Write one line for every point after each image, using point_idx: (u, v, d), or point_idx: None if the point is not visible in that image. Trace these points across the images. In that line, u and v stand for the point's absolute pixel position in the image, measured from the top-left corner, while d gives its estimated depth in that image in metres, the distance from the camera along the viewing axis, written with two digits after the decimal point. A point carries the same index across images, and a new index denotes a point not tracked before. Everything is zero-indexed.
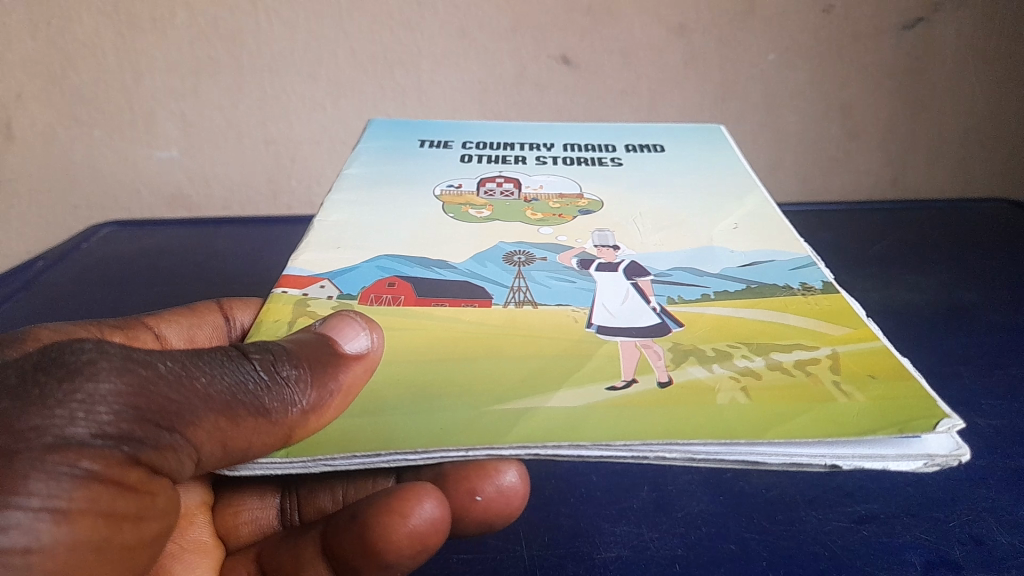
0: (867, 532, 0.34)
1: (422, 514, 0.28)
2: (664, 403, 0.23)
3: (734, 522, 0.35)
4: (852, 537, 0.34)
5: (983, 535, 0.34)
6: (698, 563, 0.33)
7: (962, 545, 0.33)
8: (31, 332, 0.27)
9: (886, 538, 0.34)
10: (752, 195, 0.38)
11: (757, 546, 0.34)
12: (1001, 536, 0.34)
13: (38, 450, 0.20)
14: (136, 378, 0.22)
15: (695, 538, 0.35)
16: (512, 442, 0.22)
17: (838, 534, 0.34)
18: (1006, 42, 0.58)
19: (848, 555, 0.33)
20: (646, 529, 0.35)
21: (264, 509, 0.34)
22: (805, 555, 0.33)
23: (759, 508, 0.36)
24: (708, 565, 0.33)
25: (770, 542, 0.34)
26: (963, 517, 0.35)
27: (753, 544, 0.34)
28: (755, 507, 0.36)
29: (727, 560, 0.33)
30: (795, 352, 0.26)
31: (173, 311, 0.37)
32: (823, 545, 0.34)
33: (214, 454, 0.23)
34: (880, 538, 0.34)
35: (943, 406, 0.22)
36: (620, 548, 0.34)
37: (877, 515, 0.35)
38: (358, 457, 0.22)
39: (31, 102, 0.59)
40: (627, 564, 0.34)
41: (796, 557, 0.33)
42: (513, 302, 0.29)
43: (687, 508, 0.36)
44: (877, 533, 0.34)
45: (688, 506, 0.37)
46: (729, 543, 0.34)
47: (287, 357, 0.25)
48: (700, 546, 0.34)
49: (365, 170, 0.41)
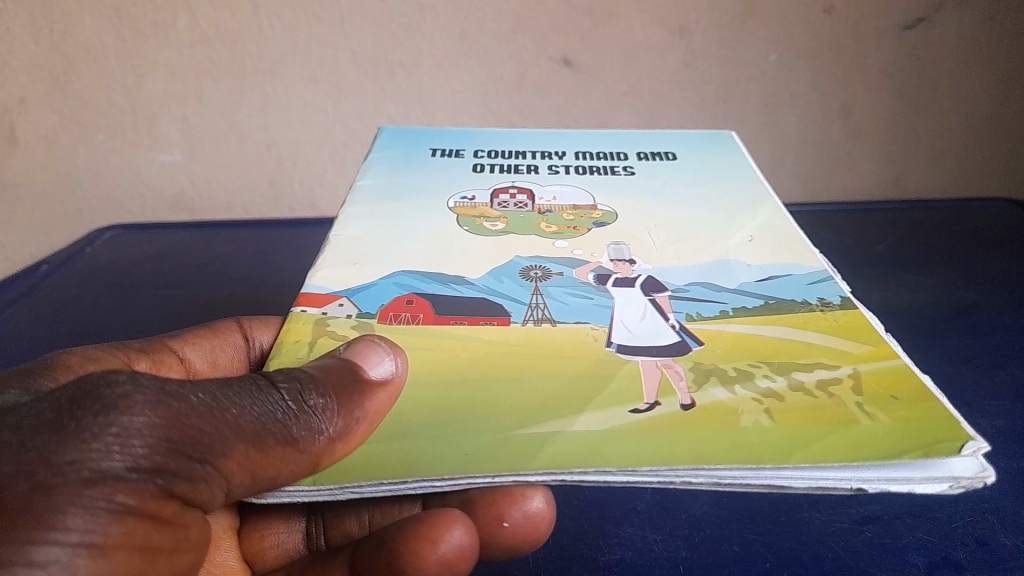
0: (869, 533, 0.34)
1: (451, 541, 0.29)
2: (690, 426, 0.23)
3: (737, 523, 0.36)
4: (856, 539, 0.34)
5: (987, 537, 0.34)
6: (701, 565, 0.34)
7: (965, 546, 0.33)
8: (60, 358, 0.27)
9: (889, 539, 0.34)
10: (765, 204, 0.38)
11: (760, 547, 0.34)
12: (1004, 537, 0.34)
13: (75, 484, 0.20)
14: (169, 411, 0.22)
15: (698, 539, 0.35)
16: (537, 468, 0.22)
17: (841, 535, 0.35)
18: (1008, 42, 0.58)
19: (851, 556, 0.33)
20: (649, 531, 0.36)
21: (290, 532, 0.35)
22: (808, 556, 0.34)
23: (762, 509, 0.36)
24: (713, 566, 0.33)
25: (773, 543, 0.34)
26: (966, 518, 0.35)
27: (756, 545, 0.34)
28: (758, 509, 0.36)
29: (729, 562, 0.33)
30: (816, 371, 0.26)
31: (193, 332, 0.37)
32: (826, 546, 0.34)
33: (243, 483, 0.23)
34: (883, 539, 0.34)
35: (968, 428, 0.22)
36: (624, 550, 0.35)
37: (880, 516, 0.35)
38: (385, 483, 0.22)
39: (34, 106, 0.59)
40: (630, 566, 0.34)
41: (799, 559, 0.33)
42: (532, 320, 0.30)
43: (691, 509, 0.37)
44: (880, 534, 0.34)
45: (692, 507, 0.37)
46: (732, 545, 0.34)
47: (314, 385, 0.25)
48: (703, 548, 0.34)
49: (378, 181, 0.41)
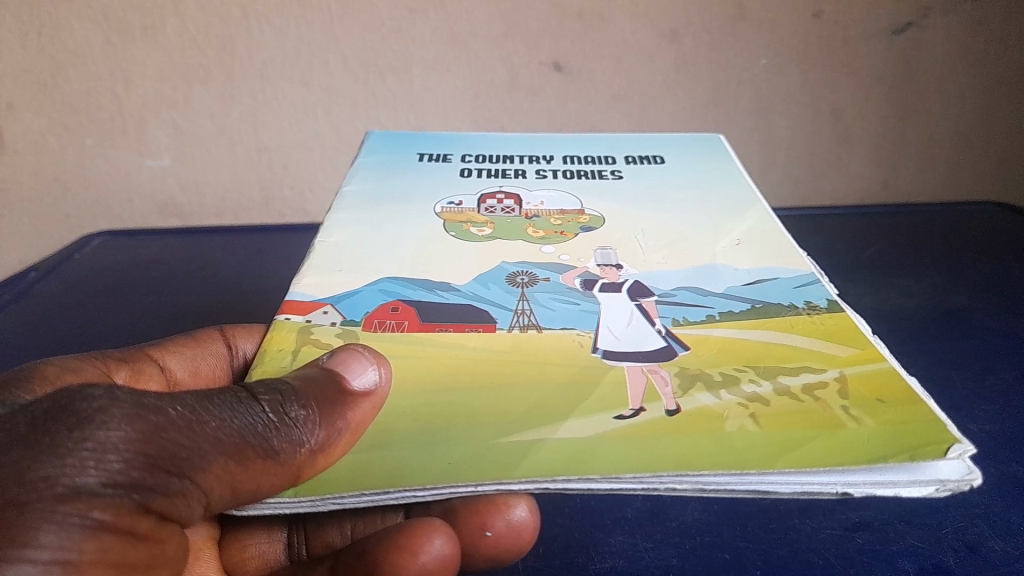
0: (861, 539, 0.34)
1: (432, 551, 0.29)
2: (674, 431, 0.23)
3: (728, 531, 0.35)
4: (846, 545, 0.34)
5: (977, 542, 0.34)
6: (692, 572, 0.33)
7: (955, 552, 0.33)
8: (37, 369, 0.27)
9: (880, 546, 0.34)
10: (754, 208, 0.38)
11: (751, 554, 0.34)
12: (994, 542, 0.33)
13: (48, 500, 0.20)
14: (147, 425, 0.22)
15: (689, 547, 0.35)
16: (521, 476, 0.21)
17: (832, 542, 0.34)
18: (996, 47, 0.58)
19: (842, 562, 0.33)
20: (640, 539, 0.35)
21: (271, 543, 0.35)
22: (799, 564, 0.33)
23: (752, 516, 0.36)
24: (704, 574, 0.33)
25: (765, 551, 0.34)
26: (956, 524, 0.35)
27: (747, 553, 0.34)
28: (749, 515, 0.36)
29: (721, 569, 0.33)
30: (803, 374, 0.25)
31: (175, 341, 0.36)
32: (817, 553, 0.34)
33: (222, 497, 0.23)
34: (874, 545, 0.34)
35: (954, 430, 0.22)
36: (615, 558, 0.34)
37: (870, 522, 0.35)
38: (367, 494, 0.22)
39: (23, 111, 0.59)
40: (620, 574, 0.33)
41: (791, 567, 0.33)
42: (518, 326, 0.29)
43: (681, 517, 0.36)
44: (871, 540, 0.34)
45: (682, 515, 0.36)
46: (724, 552, 0.34)
47: (296, 396, 0.24)
48: (695, 555, 0.34)
49: (364, 186, 0.41)
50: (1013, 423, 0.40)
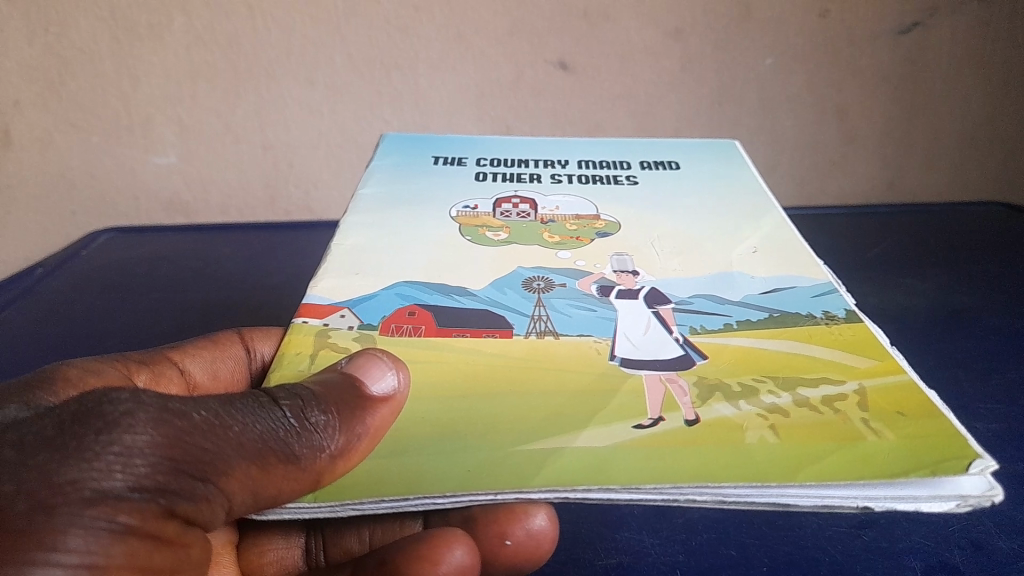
0: (868, 537, 0.34)
1: (452, 561, 0.29)
2: (694, 443, 0.23)
3: (735, 527, 0.35)
4: (852, 542, 0.34)
5: (983, 540, 0.33)
6: (699, 569, 0.33)
7: (962, 549, 0.33)
8: (59, 371, 0.27)
9: (887, 543, 0.34)
10: (769, 215, 0.38)
11: (757, 551, 0.34)
12: (1000, 540, 0.33)
13: (76, 504, 0.20)
14: (172, 430, 0.22)
15: (695, 544, 0.35)
16: (540, 486, 0.21)
17: (838, 539, 0.34)
18: (1003, 46, 0.58)
19: (848, 560, 0.33)
20: (647, 534, 0.35)
21: (289, 548, 0.35)
22: (805, 560, 0.33)
23: (758, 514, 0.36)
24: (709, 572, 0.33)
25: (770, 547, 0.34)
26: (963, 521, 0.35)
27: (753, 549, 0.34)
28: (755, 512, 0.36)
29: (727, 566, 0.33)
30: (822, 387, 0.25)
31: (195, 343, 0.37)
32: (823, 550, 0.34)
33: (245, 502, 0.23)
34: (879, 543, 0.34)
35: (975, 445, 0.22)
36: (622, 554, 0.34)
37: (877, 520, 0.35)
38: (386, 500, 0.22)
39: (30, 108, 0.59)
40: (628, 570, 0.33)
41: (796, 562, 0.33)
42: (534, 333, 0.29)
43: (687, 513, 0.36)
44: (878, 537, 0.34)
45: (688, 510, 0.36)
46: (730, 548, 0.34)
47: (316, 402, 0.24)
48: (700, 552, 0.34)
49: (379, 190, 0.41)
50: (1020, 422, 0.40)
